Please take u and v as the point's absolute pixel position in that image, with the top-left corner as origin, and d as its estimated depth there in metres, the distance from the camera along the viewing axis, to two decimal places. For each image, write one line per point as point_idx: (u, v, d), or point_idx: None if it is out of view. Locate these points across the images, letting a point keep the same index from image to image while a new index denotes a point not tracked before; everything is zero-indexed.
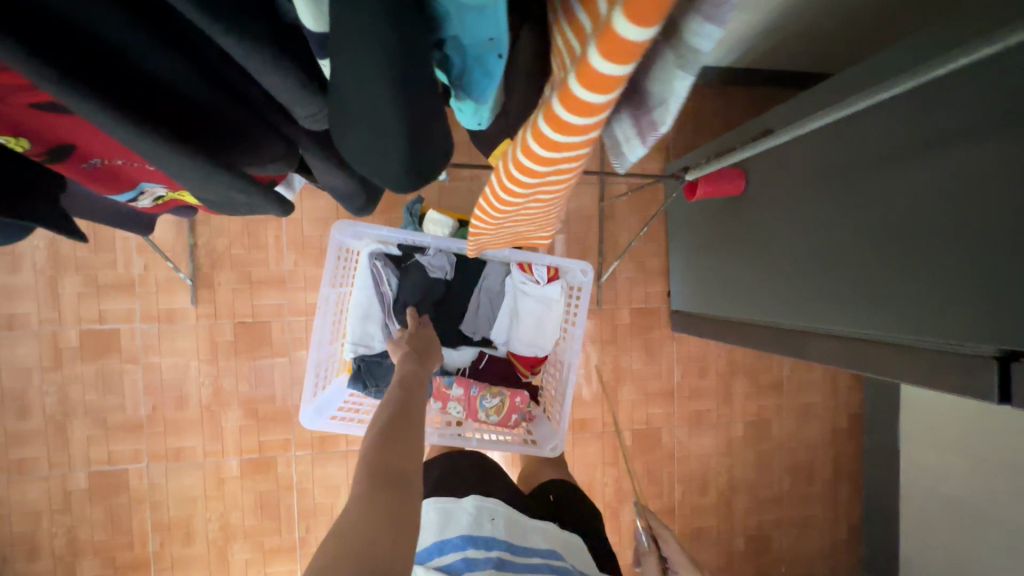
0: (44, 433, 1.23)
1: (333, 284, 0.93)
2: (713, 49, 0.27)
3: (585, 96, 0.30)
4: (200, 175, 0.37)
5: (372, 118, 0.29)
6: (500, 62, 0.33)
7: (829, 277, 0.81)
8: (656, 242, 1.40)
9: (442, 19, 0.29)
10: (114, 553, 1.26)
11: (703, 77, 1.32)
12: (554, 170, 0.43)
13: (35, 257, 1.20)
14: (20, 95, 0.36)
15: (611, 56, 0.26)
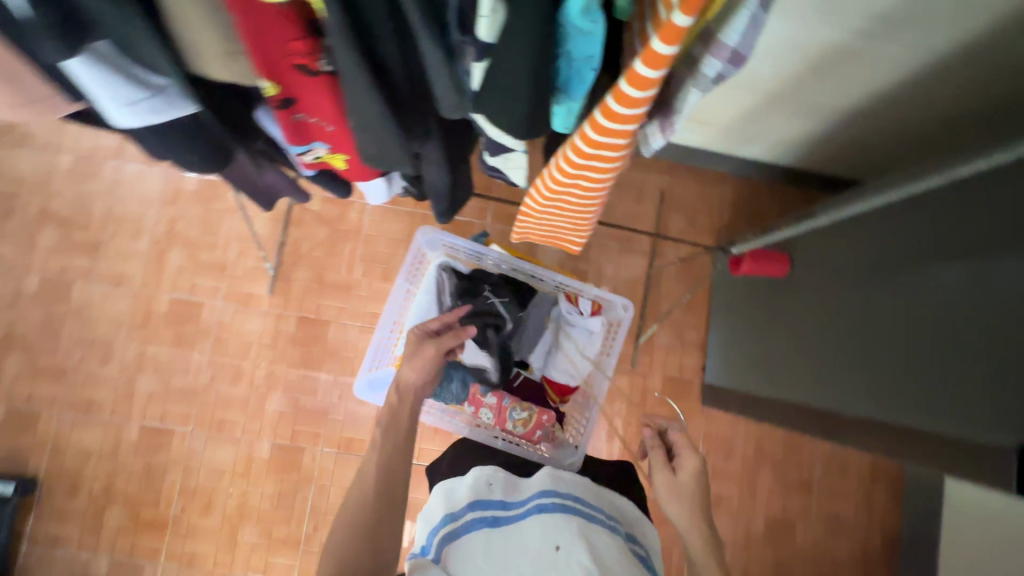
0: (116, 381, 1.37)
1: (406, 278, 1.11)
2: (714, 74, 0.41)
3: (629, 92, 0.40)
4: (378, 128, 0.44)
5: (510, 80, 0.39)
6: (591, 72, 0.42)
7: (863, 357, 0.84)
8: (697, 315, 1.45)
9: (563, 38, 0.39)
10: (140, 508, 1.34)
11: (761, 172, 1.43)
12: (596, 158, 0.51)
13: (156, 229, 1.41)
14: (299, 57, 0.42)
15: (649, 63, 0.37)
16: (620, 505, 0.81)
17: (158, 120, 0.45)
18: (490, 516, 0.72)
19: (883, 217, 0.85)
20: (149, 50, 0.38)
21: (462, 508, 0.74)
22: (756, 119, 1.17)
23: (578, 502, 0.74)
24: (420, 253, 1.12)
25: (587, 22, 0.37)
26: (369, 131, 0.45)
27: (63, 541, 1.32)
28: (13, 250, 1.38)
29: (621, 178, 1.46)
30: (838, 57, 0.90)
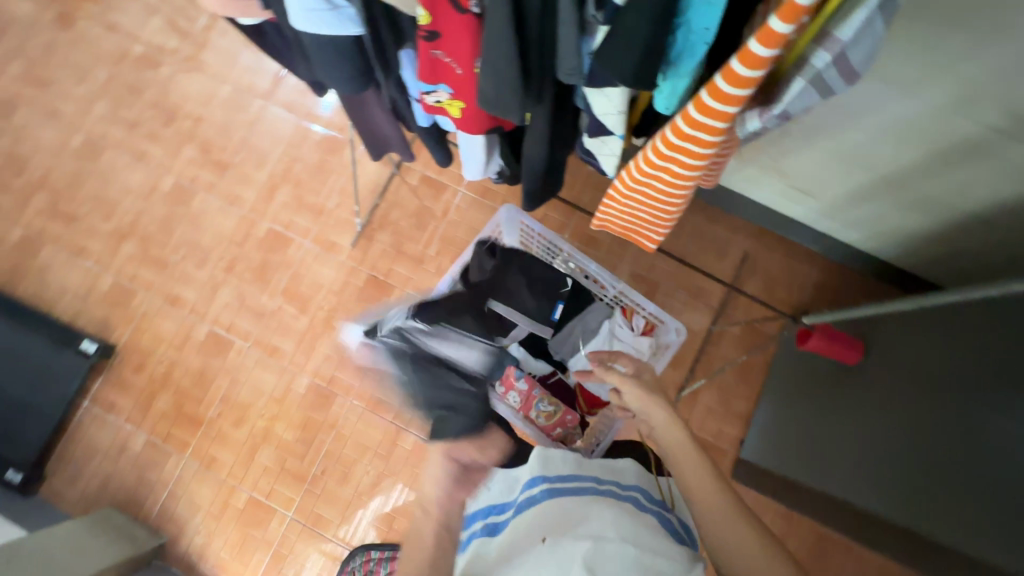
0: (202, 285, 1.53)
1: (479, 249, 1.20)
2: (823, 65, 0.44)
3: (739, 70, 0.43)
4: (504, 68, 0.44)
5: (636, 21, 0.40)
6: (704, 48, 0.46)
7: (911, 460, 0.81)
8: (749, 387, 1.39)
9: (686, 6, 0.43)
10: (186, 401, 1.47)
11: (858, 261, 1.36)
12: (693, 138, 0.52)
13: (276, 165, 1.57)
14: None
15: (763, 42, 0.40)
16: (617, 466, 0.85)
17: (324, 32, 0.50)
18: (492, 525, 0.77)
19: (964, 319, 0.82)
20: None
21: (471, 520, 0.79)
22: (862, 201, 1.15)
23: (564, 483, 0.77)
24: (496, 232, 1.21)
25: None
26: (493, 76, 0.45)
27: (116, 409, 1.48)
28: (161, 152, 1.60)
29: (708, 229, 1.44)
30: (968, 149, 0.89)
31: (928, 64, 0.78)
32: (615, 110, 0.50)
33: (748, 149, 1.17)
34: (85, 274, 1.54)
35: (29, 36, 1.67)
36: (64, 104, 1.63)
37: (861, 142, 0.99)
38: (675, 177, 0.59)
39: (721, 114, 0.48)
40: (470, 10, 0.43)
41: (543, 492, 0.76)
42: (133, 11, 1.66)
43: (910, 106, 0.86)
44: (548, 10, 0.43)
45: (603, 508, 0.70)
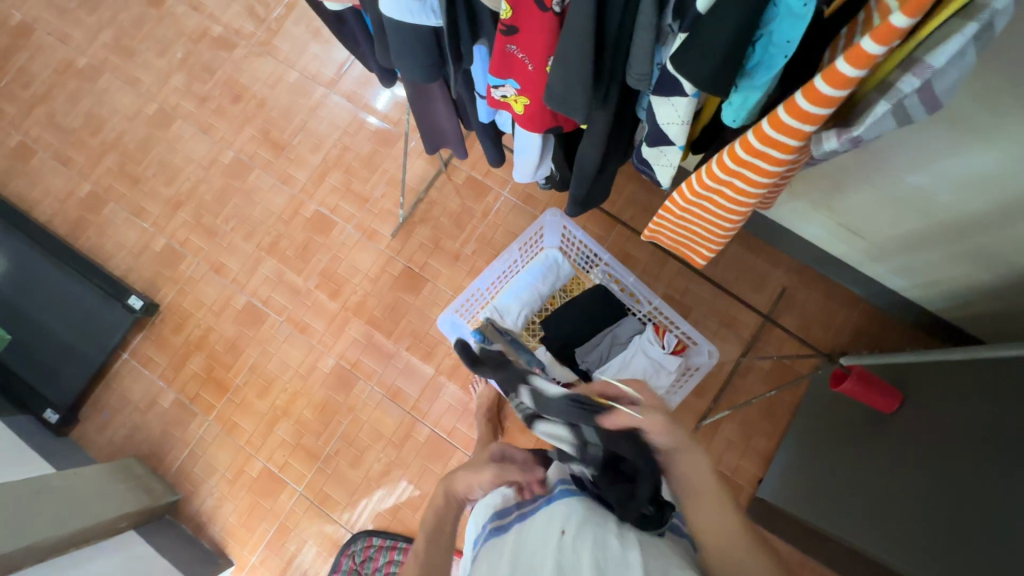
0: (247, 256, 1.59)
1: (518, 249, 1.19)
2: (910, 90, 0.44)
3: (823, 89, 0.44)
4: (579, 67, 0.46)
5: (716, 29, 0.41)
6: (783, 61, 0.45)
7: (933, 513, 0.79)
8: (774, 426, 1.35)
9: (770, 15, 0.42)
10: (217, 366, 1.53)
11: (902, 310, 1.32)
12: (763, 154, 0.52)
13: (330, 151, 1.63)
14: None
15: (853, 60, 0.41)
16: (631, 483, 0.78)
17: (407, 20, 0.52)
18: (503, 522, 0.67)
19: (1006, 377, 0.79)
20: None
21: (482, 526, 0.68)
22: (912, 247, 1.12)
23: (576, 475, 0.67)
24: (539, 235, 1.20)
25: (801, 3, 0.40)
26: (565, 72, 0.47)
27: (152, 365, 1.54)
28: (226, 127, 1.68)
29: (748, 260, 1.42)
30: None
31: (998, 112, 0.77)
32: (679, 121, 0.51)
33: (799, 182, 1.16)
34: (141, 234, 1.63)
35: (122, 8, 1.78)
36: (144, 74, 1.74)
37: (921, 185, 0.96)
38: (738, 193, 0.59)
39: (797, 132, 0.48)
40: (553, 9, 0.44)
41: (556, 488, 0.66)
42: None
43: (977, 155, 0.84)
44: (629, 15, 0.44)
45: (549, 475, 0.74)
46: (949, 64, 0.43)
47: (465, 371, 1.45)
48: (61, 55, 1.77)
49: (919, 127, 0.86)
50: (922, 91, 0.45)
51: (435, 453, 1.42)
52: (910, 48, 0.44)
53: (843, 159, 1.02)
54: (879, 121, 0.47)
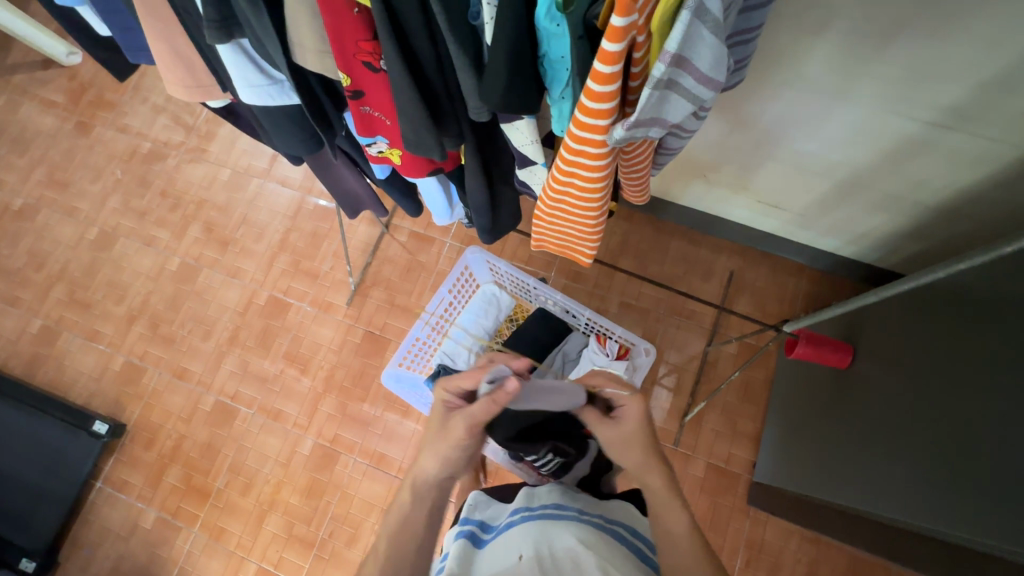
0: (208, 356, 1.58)
1: (450, 292, 1.23)
2: (662, 75, 0.41)
3: (595, 90, 0.42)
4: (411, 114, 0.49)
5: (495, 65, 0.43)
6: (567, 73, 0.45)
7: (909, 458, 0.79)
8: (754, 406, 1.36)
9: (539, 39, 0.43)
10: (194, 472, 1.49)
11: (844, 268, 1.36)
12: (582, 152, 0.49)
13: (273, 237, 1.66)
14: (360, 53, 0.47)
15: (602, 61, 0.40)
16: (609, 505, 0.73)
17: (270, 103, 0.57)
18: (474, 536, 0.67)
19: (947, 312, 0.83)
20: (274, 51, 0.49)
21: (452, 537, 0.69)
22: (828, 208, 1.18)
23: (556, 508, 0.66)
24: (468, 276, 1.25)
25: (551, 22, 0.41)
26: (409, 122, 0.51)
27: (128, 487, 1.49)
28: (168, 235, 1.71)
29: (691, 252, 1.47)
30: (914, 146, 0.93)
31: (851, 75, 0.84)
32: (529, 140, 0.55)
33: (712, 171, 1.23)
34: (99, 356, 1.61)
35: (51, 145, 1.84)
36: (81, 202, 1.77)
37: (812, 149, 1.03)
38: (580, 199, 0.57)
39: (595, 128, 0.46)
40: (380, 68, 0.49)
41: (527, 515, 0.65)
42: (141, 113, 1.83)
43: (854, 113, 0.91)
44: (445, 60, 0.47)
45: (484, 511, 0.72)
46: (693, 43, 0.39)
47: None
48: None
49: (793, 99, 0.93)
50: (685, 69, 0.41)
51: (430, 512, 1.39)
52: (659, 36, 0.41)
53: (743, 140, 1.08)
54: (658, 106, 0.44)
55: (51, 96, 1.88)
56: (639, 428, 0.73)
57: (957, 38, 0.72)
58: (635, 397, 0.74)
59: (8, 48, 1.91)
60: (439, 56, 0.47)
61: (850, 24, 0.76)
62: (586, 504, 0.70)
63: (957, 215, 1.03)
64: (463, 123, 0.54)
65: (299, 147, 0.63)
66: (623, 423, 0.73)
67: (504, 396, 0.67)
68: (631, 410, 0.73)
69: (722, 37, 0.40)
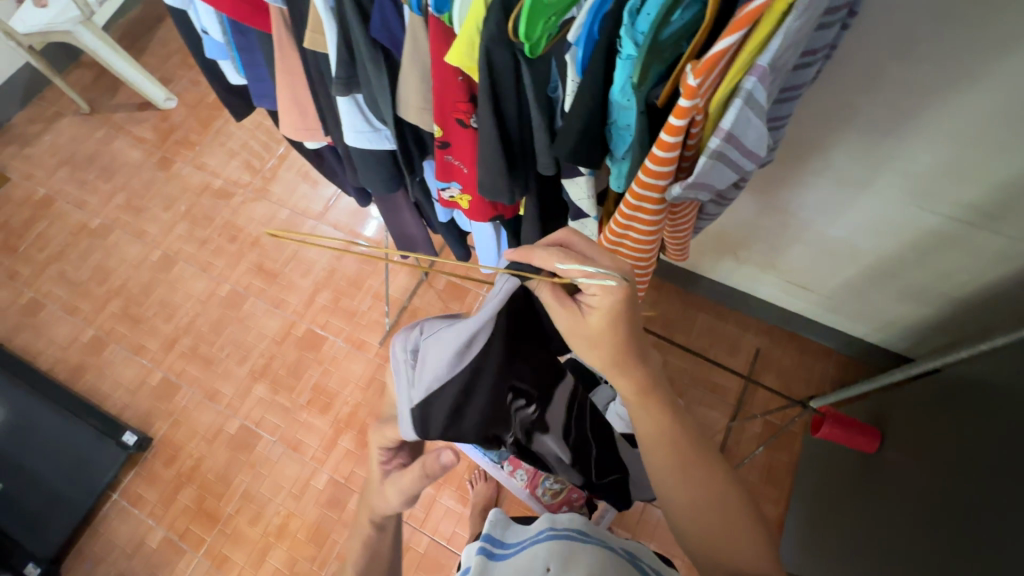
0: (240, 381, 1.64)
1: None
2: (715, 146, 0.48)
3: (658, 154, 0.49)
4: (492, 163, 0.58)
5: (571, 128, 0.52)
6: (629, 139, 0.52)
7: (935, 542, 0.77)
8: (777, 489, 1.33)
9: (609, 109, 0.51)
10: (207, 495, 1.50)
11: (872, 357, 1.37)
12: (639, 209, 0.55)
13: (319, 274, 1.77)
14: (456, 110, 0.57)
15: (667, 132, 0.47)
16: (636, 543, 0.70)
17: (368, 147, 0.67)
18: (491, 554, 0.67)
19: (974, 398, 0.84)
20: (384, 103, 0.59)
21: (468, 555, 0.68)
22: (855, 293, 1.22)
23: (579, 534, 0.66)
24: None
25: (623, 97, 0.48)
26: (488, 170, 0.59)
27: (141, 502, 1.51)
28: (223, 264, 1.83)
29: (718, 327, 1.50)
30: (938, 239, 0.98)
31: (877, 166, 0.92)
32: (586, 194, 0.62)
33: (742, 249, 1.29)
34: (139, 369, 1.69)
35: (134, 174, 2.04)
36: (151, 226, 1.93)
37: (840, 234, 1.09)
38: (633, 249, 0.63)
39: (654, 188, 0.53)
40: (470, 124, 0.58)
41: (549, 537, 0.65)
42: (219, 154, 2.03)
43: (877, 203, 0.98)
44: (525, 121, 0.56)
45: (508, 529, 0.72)
46: (742, 124, 0.47)
47: (461, 472, 1.43)
48: (75, 220, 1.97)
49: (818, 184, 1.01)
50: (734, 144, 0.49)
51: (437, 565, 1.36)
52: (713, 116, 0.49)
53: (773, 222, 1.15)
54: (709, 173, 0.51)
55: (143, 133, 2.11)
56: (607, 324, 0.58)
57: (975, 142, 0.80)
58: (607, 295, 0.56)
59: (115, 90, 2.18)
60: (522, 118, 0.56)
61: (874, 122, 0.85)
62: (609, 535, 0.69)
63: (984, 308, 1.05)
64: (531, 175, 0.62)
65: (381, 187, 0.72)
66: (592, 323, 0.59)
67: (435, 469, 0.55)
68: (600, 305, 0.57)
69: (765, 119, 0.48)
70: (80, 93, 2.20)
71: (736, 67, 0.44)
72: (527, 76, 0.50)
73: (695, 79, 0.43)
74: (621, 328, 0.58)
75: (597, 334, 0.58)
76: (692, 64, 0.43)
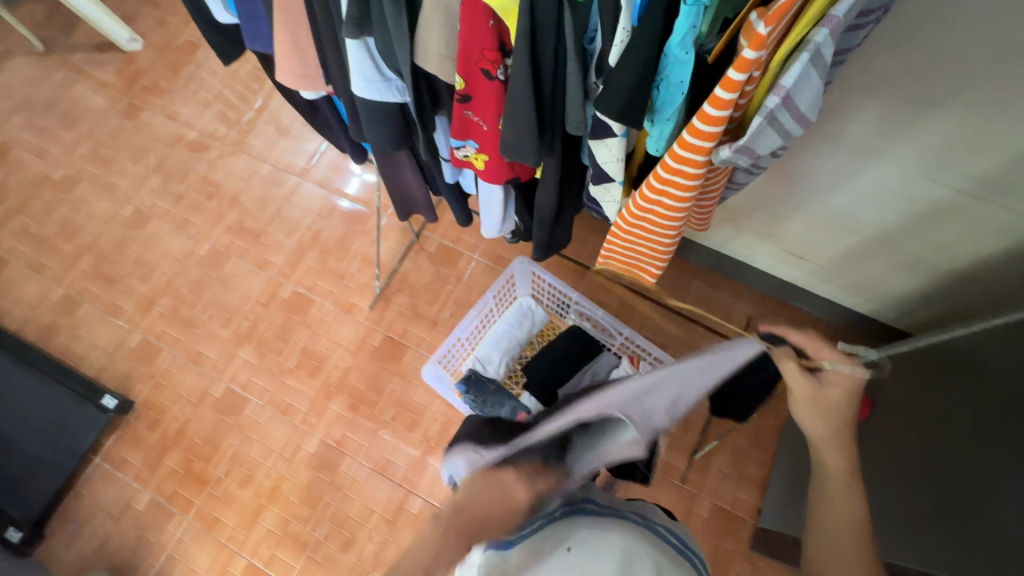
0: (224, 344, 1.59)
1: (493, 297, 1.23)
2: (772, 106, 0.45)
3: (711, 111, 0.46)
4: (521, 119, 0.53)
5: (612, 83, 0.48)
6: (678, 97, 0.49)
7: None
8: (762, 452, 1.37)
9: (662, 63, 0.47)
10: (195, 458, 1.47)
11: (860, 326, 1.40)
12: (679, 172, 0.52)
13: (304, 235, 1.70)
14: (483, 61, 0.52)
15: (723, 87, 0.44)
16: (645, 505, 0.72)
17: (377, 97, 0.61)
18: None
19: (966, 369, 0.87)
20: (400, 48, 0.54)
21: None
22: (852, 264, 1.23)
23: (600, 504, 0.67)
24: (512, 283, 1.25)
25: (681, 51, 0.45)
26: (514, 127, 0.55)
27: (126, 466, 1.48)
28: (202, 222, 1.74)
29: (713, 295, 1.50)
30: (941, 211, 0.98)
31: (894, 137, 0.90)
32: (615, 157, 0.57)
33: (743, 217, 1.28)
34: (116, 331, 1.62)
35: (100, 122, 1.89)
36: (121, 180, 1.82)
37: (846, 205, 1.08)
38: (662, 218, 0.59)
39: (699, 149, 0.49)
40: (498, 76, 0.53)
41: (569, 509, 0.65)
42: (192, 103, 1.90)
43: (888, 174, 0.96)
44: (559, 74, 0.52)
45: None
46: (802, 83, 0.44)
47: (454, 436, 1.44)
48: (37, 170, 1.84)
49: (827, 152, 0.99)
50: (788, 106, 0.46)
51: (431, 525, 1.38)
52: (771, 73, 0.46)
53: (779, 190, 1.13)
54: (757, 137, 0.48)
55: (106, 77, 1.95)
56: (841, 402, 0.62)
57: (994, 117, 0.79)
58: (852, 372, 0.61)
59: (72, 28, 1.99)
60: (557, 71, 0.51)
61: (896, 92, 0.83)
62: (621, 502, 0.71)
63: (978, 280, 1.07)
64: (558, 135, 0.58)
65: (388, 146, 0.67)
66: (828, 395, 0.62)
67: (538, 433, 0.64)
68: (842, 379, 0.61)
69: (826, 80, 0.45)
70: (32, 30, 2.00)
71: (808, 16, 0.41)
72: (569, 21, 0.47)
73: (767, 28, 0.39)
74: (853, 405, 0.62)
75: (834, 407, 0.62)
76: (763, 11, 0.40)
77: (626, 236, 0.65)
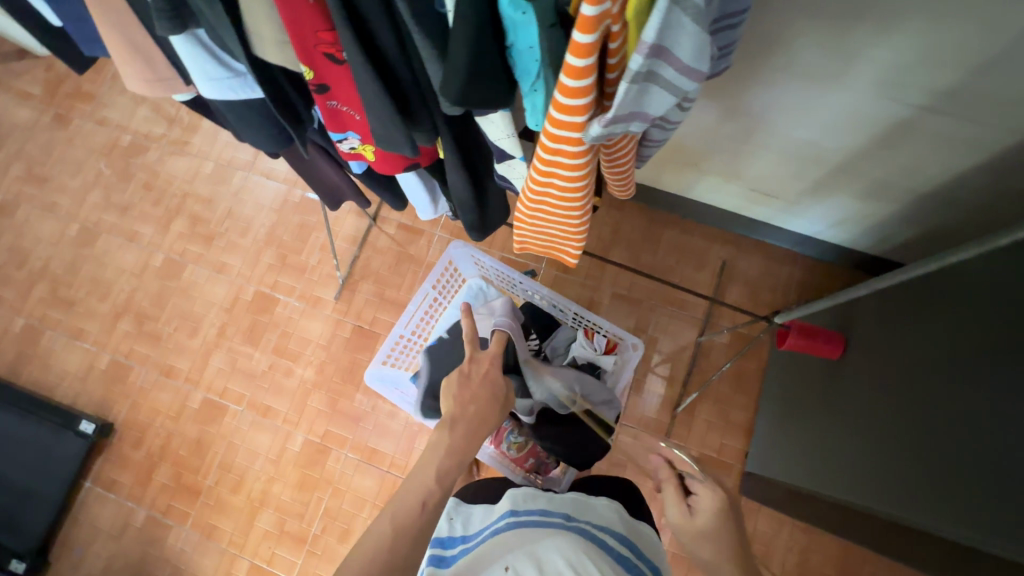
0: (195, 354, 1.56)
1: (434, 286, 1.21)
2: (638, 66, 0.39)
3: (568, 83, 0.41)
4: (375, 105, 0.49)
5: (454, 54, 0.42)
6: (537, 65, 0.44)
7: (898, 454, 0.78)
8: (746, 396, 1.36)
9: (504, 29, 0.42)
10: (183, 470, 1.47)
11: (837, 257, 1.35)
12: (559, 150, 0.48)
13: (259, 231, 1.63)
14: (320, 45, 0.46)
15: (574, 53, 0.38)
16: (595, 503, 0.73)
17: (232, 95, 0.59)
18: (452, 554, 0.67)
19: (938, 302, 0.83)
20: (230, 41, 0.48)
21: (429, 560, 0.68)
22: (821, 196, 1.16)
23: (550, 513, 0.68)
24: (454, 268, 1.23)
25: (517, 11, 0.39)
26: (375, 114, 0.50)
27: (117, 486, 1.48)
28: (151, 231, 1.67)
29: (685, 242, 1.45)
30: (908, 133, 0.91)
31: (850, 61, 0.81)
32: (505, 133, 0.52)
33: (704, 160, 1.20)
34: (84, 354, 1.59)
35: (28, 138, 1.79)
36: (61, 197, 1.73)
37: (808, 137, 1.01)
38: (561, 198, 0.56)
39: (573, 125, 0.45)
40: (344, 60, 0.48)
41: (507, 521, 0.67)
42: (121, 104, 1.78)
43: (846, 100, 0.89)
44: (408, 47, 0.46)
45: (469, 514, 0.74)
46: (672, 31, 0.38)
47: None
48: None
49: (779, 82, 0.91)
50: (665, 59, 0.40)
51: None
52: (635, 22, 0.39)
53: (736, 128, 1.06)
54: (637, 99, 0.42)
55: (27, 87, 1.82)
56: (712, 522, 0.70)
57: (956, 27, 0.70)
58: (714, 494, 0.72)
59: None
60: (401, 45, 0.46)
61: (835, 11, 0.74)
62: (574, 508, 0.70)
63: (954, 200, 1.01)
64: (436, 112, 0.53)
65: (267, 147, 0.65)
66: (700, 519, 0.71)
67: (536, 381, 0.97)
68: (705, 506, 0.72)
69: (703, 20, 0.38)
70: None
71: None
72: None
73: None
74: (727, 527, 0.69)
75: (703, 528, 0.70)
76: None
77: (537, 220, 0.64)
